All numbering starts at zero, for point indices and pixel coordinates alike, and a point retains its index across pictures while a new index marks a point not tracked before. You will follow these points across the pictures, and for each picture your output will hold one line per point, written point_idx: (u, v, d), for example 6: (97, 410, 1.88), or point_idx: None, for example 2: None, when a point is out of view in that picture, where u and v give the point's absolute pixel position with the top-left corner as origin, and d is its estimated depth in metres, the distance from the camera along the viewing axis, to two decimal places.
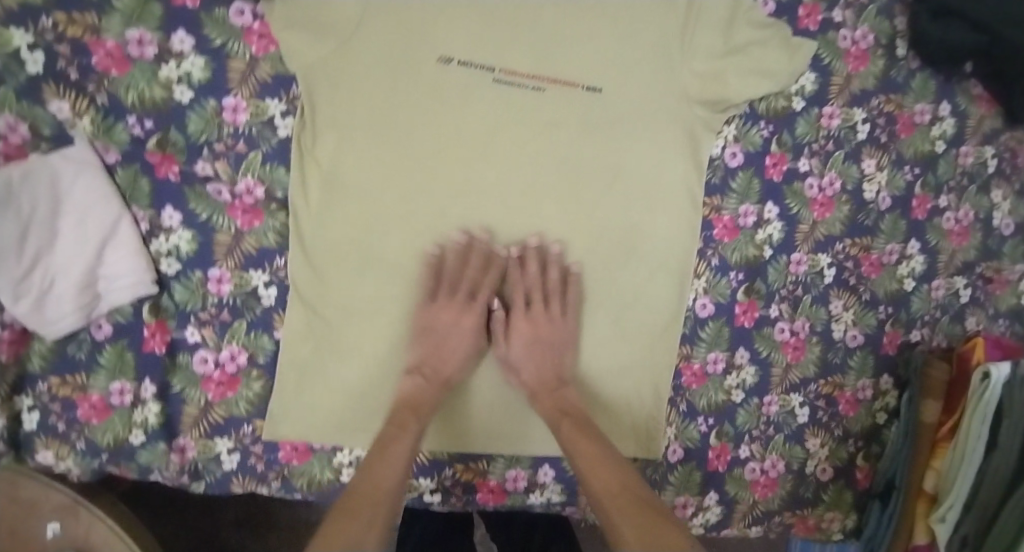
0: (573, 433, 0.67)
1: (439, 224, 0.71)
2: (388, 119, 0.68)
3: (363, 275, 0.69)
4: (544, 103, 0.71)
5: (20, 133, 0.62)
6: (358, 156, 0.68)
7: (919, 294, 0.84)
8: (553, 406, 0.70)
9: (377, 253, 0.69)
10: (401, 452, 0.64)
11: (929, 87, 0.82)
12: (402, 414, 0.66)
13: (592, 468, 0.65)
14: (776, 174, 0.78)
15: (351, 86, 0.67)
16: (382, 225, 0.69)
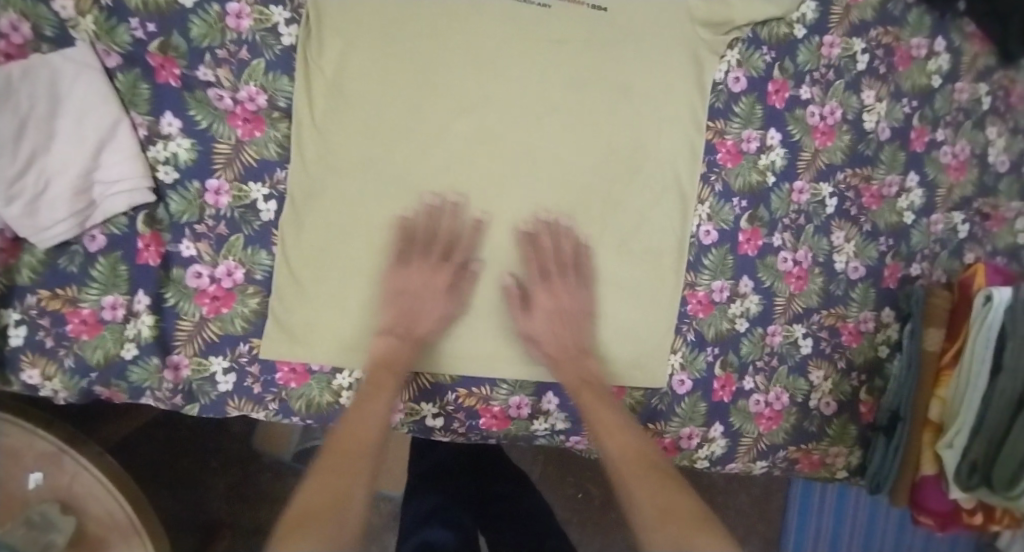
0: (593, 415, 0.67)
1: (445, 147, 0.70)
2: (390, 33, 0.68)
3: (369, 202, 0.68)
4: (548, 21, 0.72)
5: (22, 33, 0.61)
6: (361, 62, 0.68)
7: (918, 227, 0.85)
8: (574, 373, 0.70)
9: (378, 161, 0.69)
10: (374, 415, 0.64)
11: (924, 22, 0.83)
12: (376, 374, 0.66)
13: (608, 435, 0.65)
14: (778, 100, 0.78)
15: None
16: (383, 134, 0.69)
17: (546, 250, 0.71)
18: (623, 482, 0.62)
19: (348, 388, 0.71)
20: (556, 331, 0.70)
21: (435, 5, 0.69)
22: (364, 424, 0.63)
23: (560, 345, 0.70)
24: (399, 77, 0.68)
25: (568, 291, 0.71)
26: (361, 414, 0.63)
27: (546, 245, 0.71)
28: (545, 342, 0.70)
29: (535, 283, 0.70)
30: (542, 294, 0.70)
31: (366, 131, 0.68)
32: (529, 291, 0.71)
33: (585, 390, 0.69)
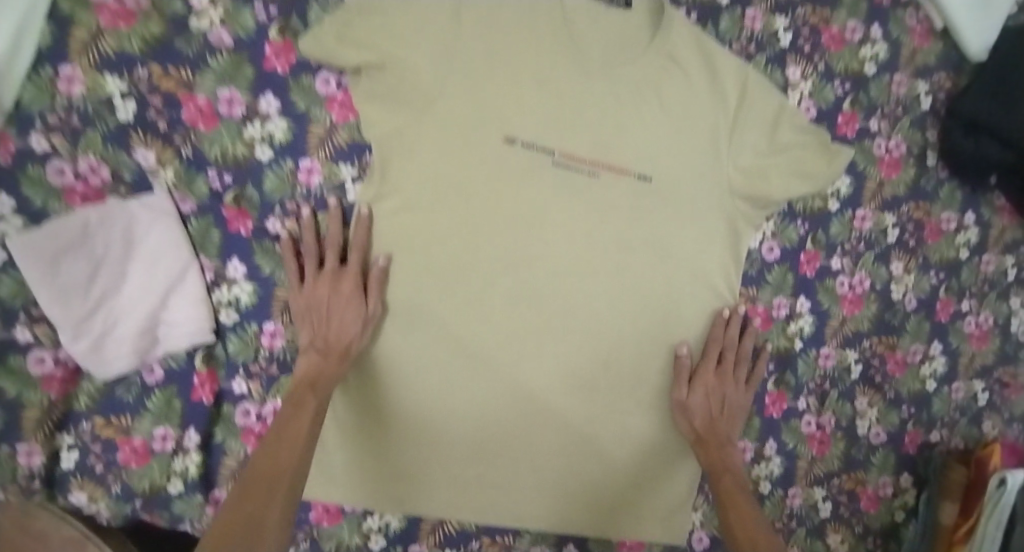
0: (732, 501, 0.75)
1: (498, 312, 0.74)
2: (449, 193, 0.71)
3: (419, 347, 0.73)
4: (597, 187, 0.75)
5: (101, 175, 0.64)
6: (426, 218, 0.71)
7: (940, 395, 0.88)
8: (717, 458, 0.76)
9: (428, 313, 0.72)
10: (300, 435, 0.64)
11: (956, 196, 0.87)
12: (304, 380, 0.67)
13: (738, 511, 0.73)
14: (809, 270, 0.81)
15: (422, 151, 0.70)
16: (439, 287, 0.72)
17: (729, 336, 0.77)
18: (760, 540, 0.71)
19: (377, 529, 0.80)
20: (707, 408, 0.77)
21: (494, 168, 0.73)
22: (285, 455, 0.63)
23: (707, 421, 0.77)
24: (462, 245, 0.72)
25: (733, 385, 0.78)
26: (291, 435, 0.64)
27: (728, 331, 0.77)
28: (695, 419, 0.76)
29: (707, 364, 0.77)
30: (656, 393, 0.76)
31: (419, 289, 0.72)
32: (702, 368, 0.77)
33: (722, 475, 0.76)
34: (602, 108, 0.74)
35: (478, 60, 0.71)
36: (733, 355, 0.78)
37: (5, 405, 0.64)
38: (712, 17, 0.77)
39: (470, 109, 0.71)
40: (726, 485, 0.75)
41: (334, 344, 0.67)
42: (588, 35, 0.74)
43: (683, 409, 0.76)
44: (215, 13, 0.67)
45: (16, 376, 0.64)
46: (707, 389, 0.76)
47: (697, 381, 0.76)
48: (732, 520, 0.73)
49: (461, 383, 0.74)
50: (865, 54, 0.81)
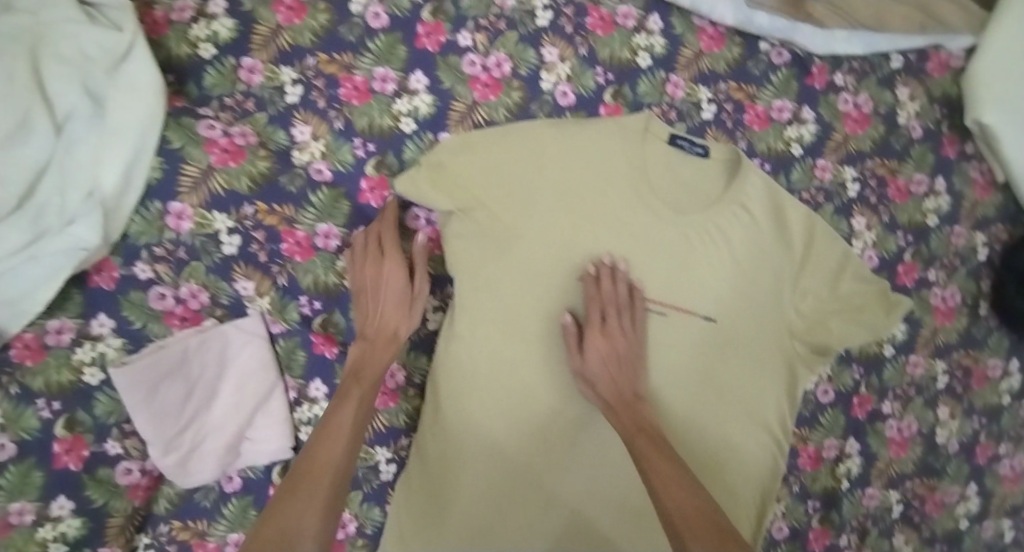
0: (640, 452, 0.66)
1: (535, 391, 0.73)
2: (510, 325, 0.72)
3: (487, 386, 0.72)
4: (662, 326, 0.77)
5: (199, 299, 0.68)
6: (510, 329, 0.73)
7: (973, 535, 0.90)
8: (631, 422, 0.68)
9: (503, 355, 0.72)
10: (344, 424, 0.61)
11: (1002, 344, 0.89)
12: (355, 378, 0.65)
13: (670, 485, 0.63)
14: (860, 412, 0.83)
15: (501, 289, 0.72)
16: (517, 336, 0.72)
17: (606, 292, 0.71)
18: (670, 503, 0.62)
19: None
20: (612, 374, 0.71)
21: (565, 304, 0.74)
22: (337, 431, 0.61)
23: (611, 385, 0.71)
24: (490, 351, 0.72)
25: (621, 335, 0.71)
26: (334, 432, 0.61)
27: (603, 286, 0.72)
28: (601, 386, 0.70)
29: (593, 324, 0.71)
30: (595, 340, 0.71)
31: (489, 334, 0.72)
32: (587, 329, 0.71)
33: (638, 433, 0.67)
34: (673, 250, 0.76)
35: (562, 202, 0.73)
36: (620, 313, 0.72)
37: (92, 514, 0.66)
38: (785, 169, 0.79)
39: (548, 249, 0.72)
40: (642, 442, 0.66)
41: (380, 331, 0.67)
42: (664, 181, 0.76)
43: (586, 380, 0.71)
44: (318, 148, 0.71)
45: (102, 487, 0.66)
46: (604, 354, 0.71)
47: (586, 344, 0.71)
48: (650, 454, 0.66)
49: (508, 406, 0.73)
50: (928, 206, 0.84)
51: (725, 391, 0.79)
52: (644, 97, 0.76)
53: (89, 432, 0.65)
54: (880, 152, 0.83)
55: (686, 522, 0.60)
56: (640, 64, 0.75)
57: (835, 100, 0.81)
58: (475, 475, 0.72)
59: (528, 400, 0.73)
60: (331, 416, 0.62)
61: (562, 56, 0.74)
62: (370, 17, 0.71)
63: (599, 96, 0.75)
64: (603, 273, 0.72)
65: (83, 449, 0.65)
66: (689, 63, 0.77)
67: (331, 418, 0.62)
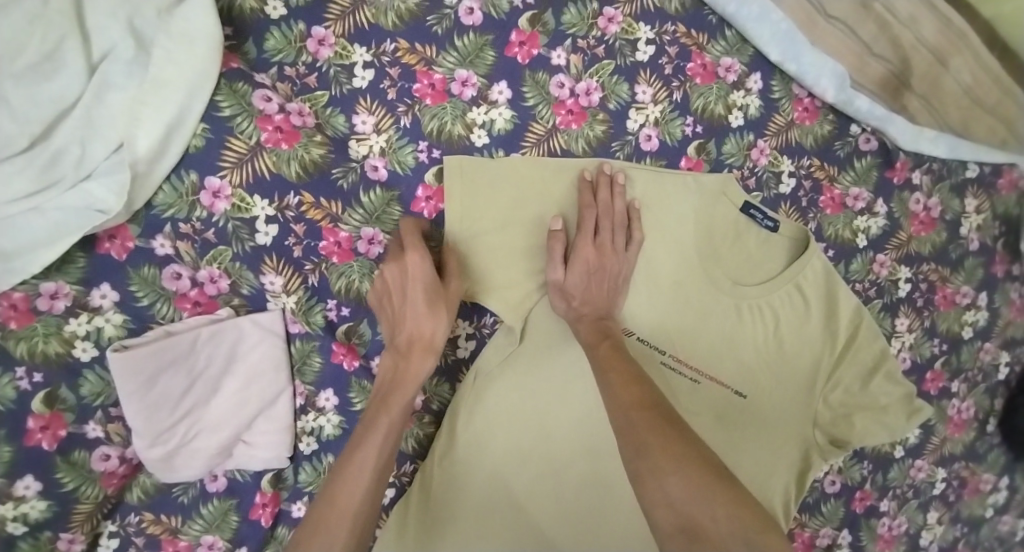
0: (642, 442, 0.50)
1: (572, 397, 0.68)
2: (543, 367, 0.67)
3: (528, 398, 0.67)
4: (694, 394, 0.74)
5: (218, 285, 0.61)
6: (557, 358, 0.68)
7: None
8: (594, 330, 0.63)
9: (549, 371, 0.67)
10: (354, 490, 0.54)
11: (999, 462, 0.89)
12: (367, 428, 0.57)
13: (620, 390, 0.56)
14: (859, 506, 0.81)
15: (546, 325, 0.68)
16: (564, 357, 0.68)
17: (602, 202, 0.66)
18: (666, 487, 0.47)
19: None
20: (592, 287, 0.65)
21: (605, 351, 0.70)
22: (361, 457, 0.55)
23: (592, 301, 0.65)
24: (518, 379, 0.67)
25: (613, 253, 0.66)
26: (344, 493, 0.54)
27: (600, 196, 0.66)
28: (577, 299, 0.64)
29: (585, 237, 0.65)
30: (578, 263, 0.64)
31: (537, 353, 0.68)
32: (579, 239, 0.65)
33: (647, 407, 0.54)
34: (721, 315, 0.73)
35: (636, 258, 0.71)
36: (615, 230, 0.67)
37: (60, 497, 0.56)
38: (846, 257, 0.77)
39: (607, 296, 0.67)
40: (637, 415, 0.53)
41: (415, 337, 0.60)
42: (729, 253, 0.73)
43: (562, 292, 0.65)
44: (378, 142, 0.64)
45: (74, 470, 0.57)
46: (590, 267, 0.64)
47: (573, 256, 0.64)
48: (651, 447, 0.50)
49: (547, 401, 0.67)
50: (966, 318, 0.83)
51: (751, 429, 0.75)
52: (727, 157, 0.73)
53: (70, 411, 0.56)
54: (936, 259, 0.81)
55: (693, 507, 0.46)
56: (731, 122, 0.72)
57: (908, 198, 0.79)
58: (482, 498, 0.66)
59: (552, 435, 0.67)
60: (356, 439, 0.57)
61: (655, 98, 0.70)
62: (463, 11, 0.65)
63: (683, 147, 0.71)
64: (605, 183, 0.67)
65: (61, 428, 0.56)
66: (779, 132, 0.74)
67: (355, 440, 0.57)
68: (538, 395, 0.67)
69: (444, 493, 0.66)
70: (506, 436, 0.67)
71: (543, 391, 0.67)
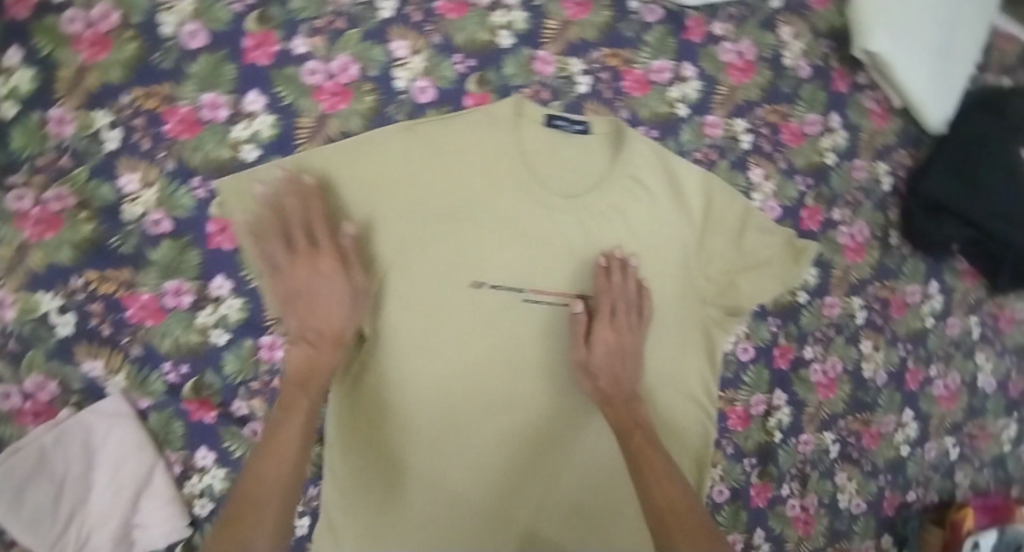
0: (668, 512, 0.60)
1: (444, 357, 0.67)
2: (411, 339, 0.67)
3: (406, 371, 0.67)
4: (573, 315, 0.72)
5: (49, 390, 0.62)
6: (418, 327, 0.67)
7: (914, 458, 0.88)
8: (622, 416, 0.68)
9: (420, 341, 0.67)
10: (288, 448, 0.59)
11: (919, 269, 0.86)
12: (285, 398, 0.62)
13: (661, 457, 0.65)
14: (783, 362, 0.81)
15: (399, 302, 0.67)
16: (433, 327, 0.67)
17: (617, 287, 0.70)
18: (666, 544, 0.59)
19: None
20: (614, 365, 0.70)
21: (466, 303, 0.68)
22: (290, 431, 0.60)
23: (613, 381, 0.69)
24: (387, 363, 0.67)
25: (627, 332, 0.71)
26: (280, 459, 0.58)
27: (614, 279, 0.70)
28: (603, 381, 0.69)
29: (602, 321, 0.70)
30: (603, 330, 0.70)
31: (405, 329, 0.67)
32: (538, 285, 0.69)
33: (655, 473, 0.63)
34: (569, 233, 0.72)
35: (457, 206, 0.68)
36: (629, 313, 0.71)
37: None
38: (672, 132, 0.75)
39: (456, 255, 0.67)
40: (659, 463, 0.64)
41: (333, 330, 0.65)
42: (550, 168, 0.71)
43: (589, 372, 0.69)
44: (150, 196, 0.63)
45: None
46: (610, 349, 0.69)
47: (595, 339, 0.70)
48: (668, 516, 0.60)
49: (424, 370, 0.67)
50: (825, 145, 0.81)
51: (647, 326, 0.74)
52: (511, 79, 0.70)
53: None
54: (770, 98, 0.78)
55: None
56: (501, 45, 0.70)
57: (717, 51, 0.76)
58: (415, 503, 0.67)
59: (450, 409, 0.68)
60: (279, 411, 0.61)
61: (414, 48, 0.67)
62: (186, 36, 0.63)
63: (462, 85, 0.69)
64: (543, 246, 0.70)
65: None
66: (557, 36, 0.71)
67: (278, 413, 0.61)
68: (415, 368, 0.67)
69: (367, 497, 0.68)
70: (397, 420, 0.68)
71: (418, 362, 0.67)
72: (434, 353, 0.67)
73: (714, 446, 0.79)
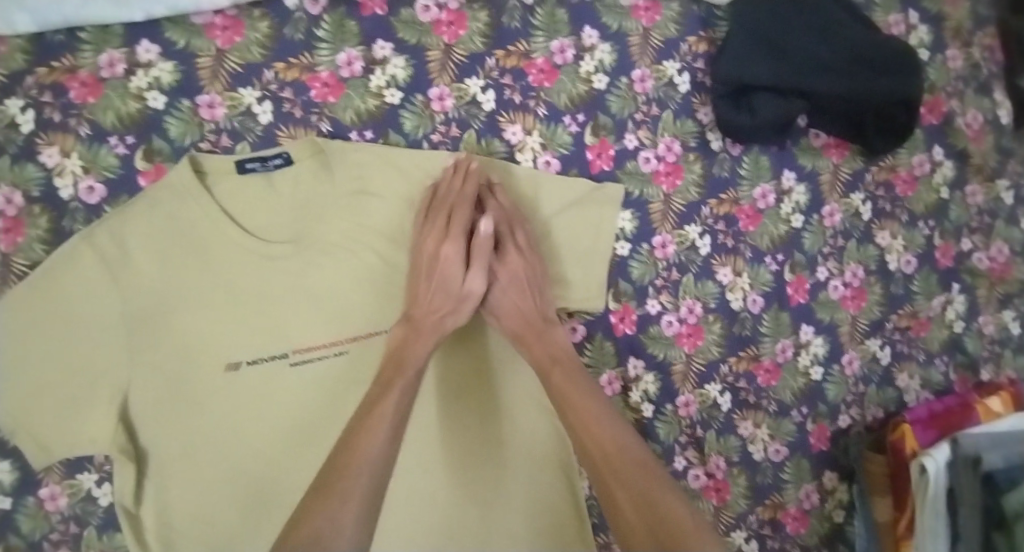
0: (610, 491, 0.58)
1: (228, 447, 0.63)
2: (185, 445, 0.62)
3: (191, 477, 0.63)
4: (353, 365, 0.65)
5: None
6: (189, 432, 0.62)
7: (832, 378, 0.75)
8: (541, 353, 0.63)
9: (198, 441, 0.62)
10: (419, 353, 0.59)
11: (761, 164, 0.71)
12: (449, 316, 0.61)
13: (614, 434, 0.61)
14: (627, 327, 0.70)
15: (157, 416, 0.61)
16: (204, 424, 0.62)
17: (510, 219, 0.63)
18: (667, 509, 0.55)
19: None
20: (523, 303, 0.64)
21: (228, 389, 0.63)
22: (412, 354, 0.59)
23: (522, 318, 0.64)
24: (170, 476, 0.62)
25: (525, 256, 0.63)
26: (407, 360, 0.58)
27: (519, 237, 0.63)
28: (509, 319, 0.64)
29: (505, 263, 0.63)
30: (503, 269, 0.63)
31: (170, 439, 0.62)
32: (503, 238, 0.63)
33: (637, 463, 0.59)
34: (310, 279, 0.63)
35: (175, 294, 0.61)
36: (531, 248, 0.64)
37: None
38: (390, 124, 0.65)
39: (192, 347, 0.62)
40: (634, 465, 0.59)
41: (447, 304, 0.61)
42: (267, 218, 0.63)
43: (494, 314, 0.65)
44: None
45: None
46: (508, 280, 0.63)
47: (496, 287, 0.64)
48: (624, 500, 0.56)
49: (212, 468, 0.63)
50: (587, 70, 0.68)
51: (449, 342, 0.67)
52: (181, 139, 0.62)
53: None
54: (498, 42, 0.66)
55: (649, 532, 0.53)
56: (154, 107, 0.62)
57: (412, 13, 0.65)
58: None
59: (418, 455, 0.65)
60: (404, 339, 0.59)
61: (65, 149, 0.61)
62: None
63: (130, 167, 0.62)
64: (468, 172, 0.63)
65: None
66: (213, 72, 0.62)
67: (399, 338, 0.59)
68: (201, 466, 0.63)
69: None
70: (202, 525, 0.63)
71: (205, 464, 0.63)
72: (208, 445, 0.63)
73: None
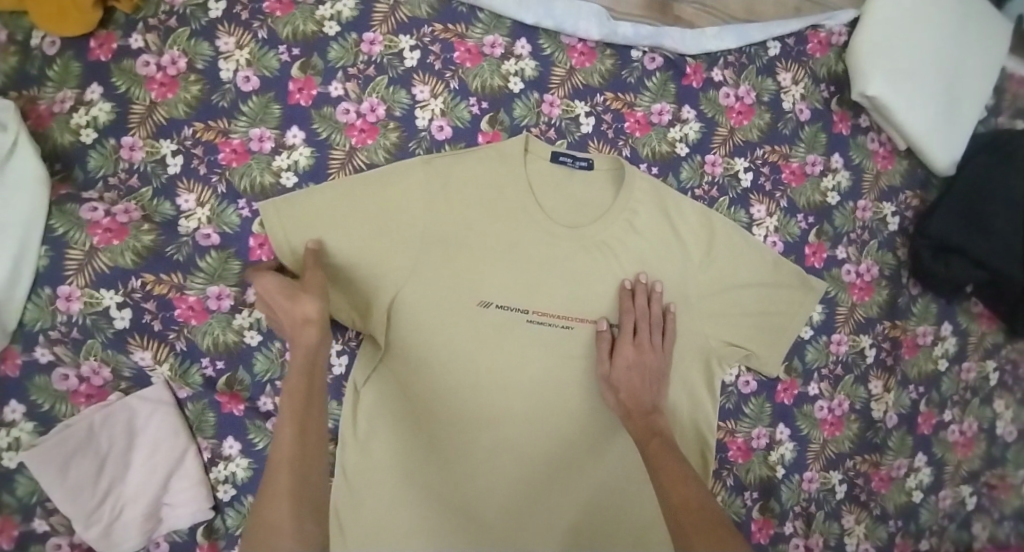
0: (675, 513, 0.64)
1: (452, 364, 0.74)
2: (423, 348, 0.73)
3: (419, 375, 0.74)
4: (574, 341, 0.76)
5: (102, 375, 0.69)
6: (430, 339, 0.73)
7: (927, 505, 0.87)
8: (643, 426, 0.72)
9: (431, 351, 0.73)
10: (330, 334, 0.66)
11: (930, 310, 0.87)
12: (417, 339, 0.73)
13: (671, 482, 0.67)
14: (787, 397, 0.83)
15: (409, 317, 0.73)
16: (440, 338, 0.73)
17: (639, 307, 0.75)
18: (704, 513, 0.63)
19: None
20: (635, 381, 0.74)
21: (470, 319, 0.73)
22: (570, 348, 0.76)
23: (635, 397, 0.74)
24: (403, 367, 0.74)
25: (652, 351, 0.76)
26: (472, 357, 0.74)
27: (640, 301, 0.75)
28: (623, 392, 0.74)
29: (626, 337, 0.75)
30: (628, 345, 0.75)
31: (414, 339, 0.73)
32: (620, 339, 0.75)
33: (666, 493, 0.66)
34: (571, 262, 0.76)
35: (462, 228, 0.73)
36: (654, 330, 0.76)
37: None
38: (672, 169, 0.80)
39: (457, 275, 0.73)
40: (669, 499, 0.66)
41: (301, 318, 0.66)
42: (556, 203, 0.77)
43: (611, 385, 0.74)
44: (203, 214, 0.72)
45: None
46: (631, 362, 0.74)
47: (616, 353, 0.75)
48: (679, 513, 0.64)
49: (436, 375, 0.74)
50: (827, 185, 0.84)
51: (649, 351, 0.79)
52: (521, 120, 0.78)
53: (16, 512, 0.66)
54: (770, 140, 0.83)
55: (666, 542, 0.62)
56: (512, 89, 0.78)
57: (716, 94, 0.82)
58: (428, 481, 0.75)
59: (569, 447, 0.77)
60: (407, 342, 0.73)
61: (434, 92, 0.76)
62: (240, 81, 0.73)
63: (476, 125, 0.77)
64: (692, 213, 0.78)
65: (12, 528, 0.65)
66: (563, 81, 0.79)
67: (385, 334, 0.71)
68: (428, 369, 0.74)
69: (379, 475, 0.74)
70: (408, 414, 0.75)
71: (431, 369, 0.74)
72: (437, 359, 0.73)
73: (714, 477, 0.80)
